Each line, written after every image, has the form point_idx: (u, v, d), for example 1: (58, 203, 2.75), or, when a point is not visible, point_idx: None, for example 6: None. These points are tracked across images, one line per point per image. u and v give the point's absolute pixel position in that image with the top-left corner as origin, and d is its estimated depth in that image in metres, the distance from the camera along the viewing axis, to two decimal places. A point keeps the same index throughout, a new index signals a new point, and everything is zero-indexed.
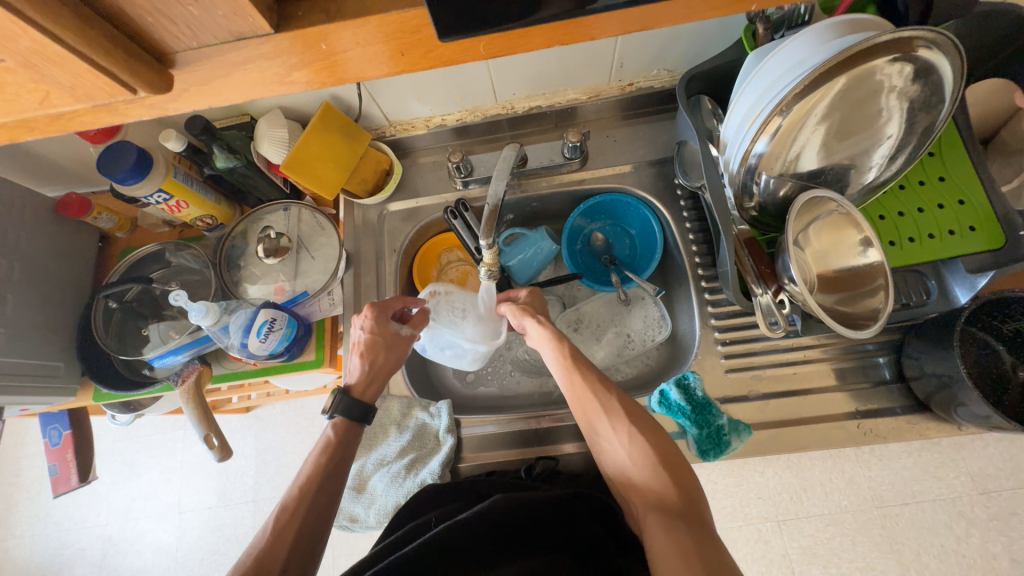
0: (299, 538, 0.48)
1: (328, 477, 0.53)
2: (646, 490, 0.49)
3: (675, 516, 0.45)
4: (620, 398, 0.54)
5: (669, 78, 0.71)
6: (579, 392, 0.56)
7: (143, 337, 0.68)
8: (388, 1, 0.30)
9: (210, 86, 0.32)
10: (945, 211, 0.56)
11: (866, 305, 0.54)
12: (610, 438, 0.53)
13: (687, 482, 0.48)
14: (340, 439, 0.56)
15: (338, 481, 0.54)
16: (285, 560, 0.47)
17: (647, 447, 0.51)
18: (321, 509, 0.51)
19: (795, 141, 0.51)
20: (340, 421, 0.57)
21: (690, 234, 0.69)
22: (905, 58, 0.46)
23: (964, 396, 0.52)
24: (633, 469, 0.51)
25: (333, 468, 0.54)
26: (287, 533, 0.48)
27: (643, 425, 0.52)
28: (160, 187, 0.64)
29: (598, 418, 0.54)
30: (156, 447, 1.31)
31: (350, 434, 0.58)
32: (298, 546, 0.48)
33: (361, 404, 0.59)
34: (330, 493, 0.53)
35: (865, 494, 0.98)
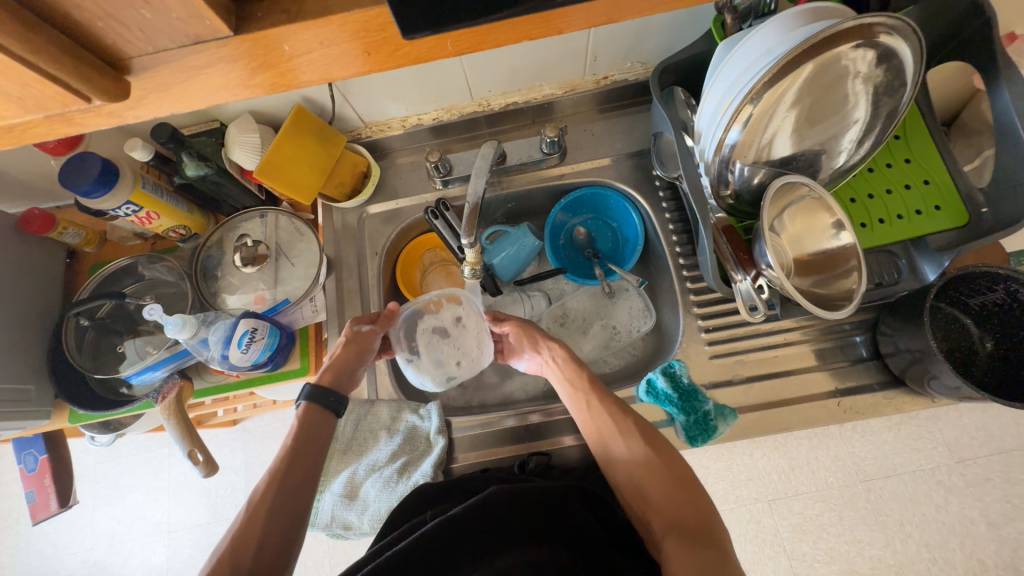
0: (271, 522, 0.47)
1: (301, 461, 0.52)
2: (663, 510, 0.49)
3: (693, 537, 0.46)
4: (636, 419, 0.55)
5: (643, 70, 0.71)
6: (593, 413, 0.56)
7: (119, 354, 0.66)
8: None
9: (169, 92, 0.31)
10: (911, 192, 0.58)
11: (840, 287, 0.55)
12: (626, 459, 0.53)
13: (699, 502, 0.49)
14: (311, 422, 0.55)
15: (312, 465, 0.52)
16: (258, 544, 0.46)
17: (664, 467, 0.51)
18: (294, 495, 0.50)
19: (766, 129, 0.52)
20: (311, 404, 0.56)
21: (670, 224, 0.70)
22: (868, 44, 0.47)
23: (936, 368, 0.54)
24: (648, 489, 0.51)
25: (303, 453, 0.52)
26: (258, 518, 0.47)
27: (658, 445, 0.53)
28: (128, 200, 0.62)
29: (613, 438, 0.54)
30: (140, 466, 1.27)
31: (322, 417, 0.56)
32: (271, 531, 0.47)
33: (328, 391, 0.57)
34: (302, 476, 0.51)
35: (849, 470, 1.01)
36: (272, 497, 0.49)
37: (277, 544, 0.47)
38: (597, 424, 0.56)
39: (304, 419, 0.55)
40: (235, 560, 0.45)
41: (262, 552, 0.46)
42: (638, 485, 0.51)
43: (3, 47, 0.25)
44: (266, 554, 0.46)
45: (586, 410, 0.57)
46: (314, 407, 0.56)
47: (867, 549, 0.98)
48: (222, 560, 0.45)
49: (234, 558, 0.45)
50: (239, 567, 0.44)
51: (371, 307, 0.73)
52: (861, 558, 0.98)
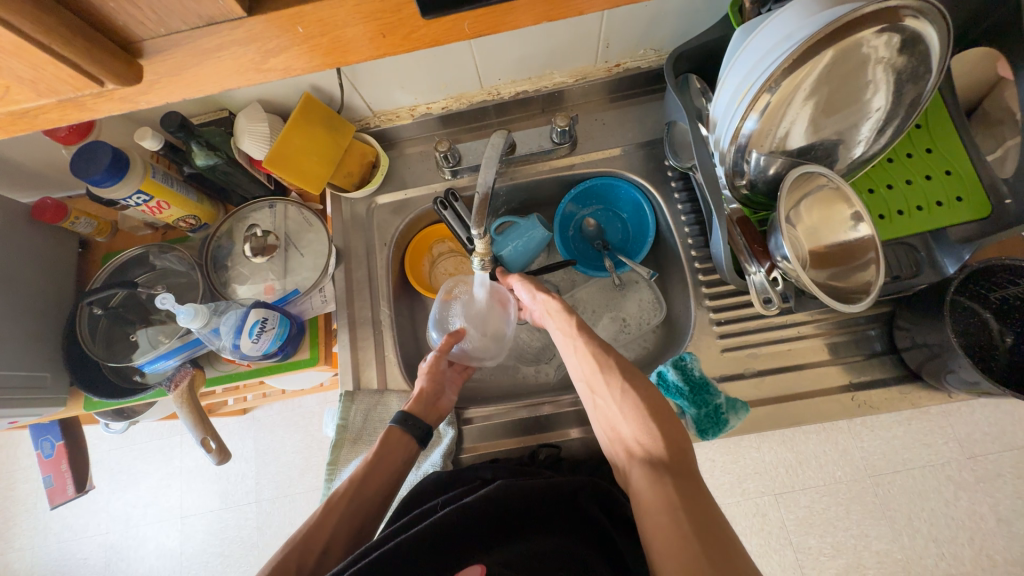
0: (342, 524, 0.53)
1: (376, 478, 0.57)
2: (636, 446, 0.50)
3: (664, 469, 0.47)
4: (618, 357, 0.56)
5: (656, 58, 0.70)
6: (579, 354, 0.58)
7: (131, 343, 0.66)
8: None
9: (181, 76, 0.30)
10: (933, 182, 0.57)
11: (858, 279, 0.54)
12: (605, 396, 0.54)
13: (676, 442, 0.49)
14: (390, 443, 0.59)
15: (385, 484, 0.57)
16: (323, 548, 0.51)
17: (639, 403, 0.52)
18: (361, 509, 0.55)
19: (784, 117, 0.51)
20: (393, 427, 0.60)
21: (683, 216, 0.69)
22: (893, 29, 0.45)
23: (954, 363, 0.53)
24: (624, 424, 0.52)
25: (380, 473, 0.57)
26: (330, 521, 0.53)
27: (636, 384, 0.53)
28: (139, 189, 0.62)
29: (597, 378, 0.55)
30: (153, 453, 1.29)
31: (399, 443, 0.60)
32: (336, 537, 0.52)
33: (416, 419, 0.60)
34: (373, 492, 0.56)
35: (858, 464, 1.01)
36: (348, 502, 0.54)
37: (339, 551, 0.52)
38: (580, 364, 0.58)
39: (385, 440, 0.59)
40: (304, 555, 0.49)
41: (326, 557, 0.51)
42: (616, 421, 0.53)
43: (18, 29, 0.25)
44: (329, 559, 0.51)
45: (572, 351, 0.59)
46: (396, 431, 0.60)
47: (874, 543, 0.98)
48: (292, 553, 0.49)
49: (304, 554, 0.49)
50: (306, 564, 0.49)
51: (380, 298, 0.73)
52: (868, 552, 0.98)
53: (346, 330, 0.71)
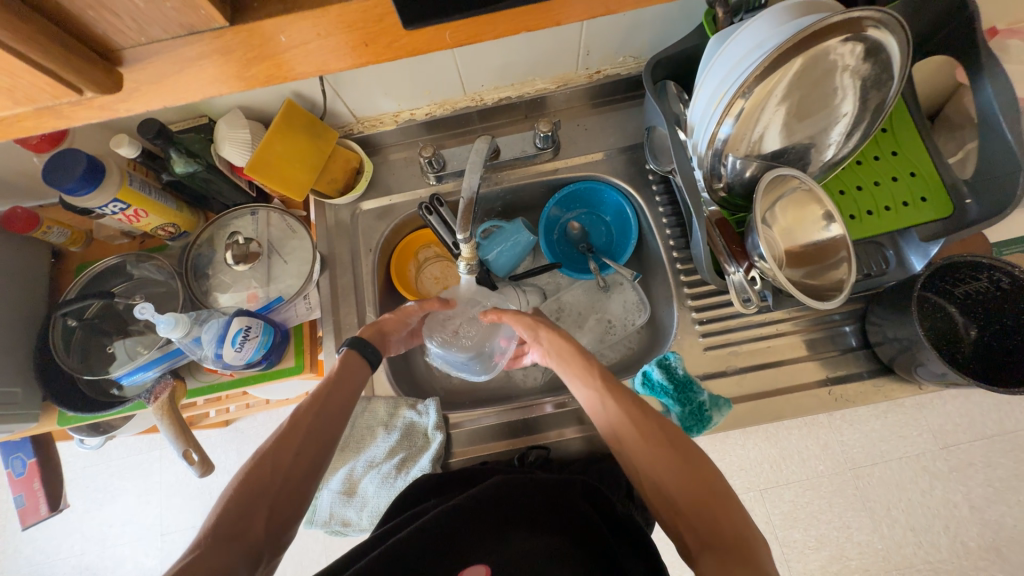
0: (309, 438, 0.50)
1: (342, 391, 0.55)
2: (696, 523, 0.44)
3: (734, 561, 0.40)
4: (661, 424, 0.50)
5: (635, 65, 0.72)
6: (613, 417, 0.52)
7: (108, 355, 0.64)
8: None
9: (161, 84, 0.30)
10: (898, 184, 0.60)
11: (831, 278, 0.56)
12: (650, 465, 0.48)
13: (738, 521, 0.44)
14: (349, 363, 0.58)
15: (350, 397, 0.55)
16: (297, 450, 0.49)
17: (691, 477, 0.46)
18: (331, 420, 0.53)
19: (758, 122, 0.53)
20: (350, 351, 0.59)
21: (664, 218, 0.71)
22: (856, 38, 0.47)
23: (923, 356, 0.56)
24: (678, 501, 0.46)
25: (344, 387, 0.55)
26: (300, 429, 0.50)
27: (687, 458, 0.48)
28: (115, 197, 0.61)
29: (640, 445, 0.49)
30: (131, 469, 1.25)
31: (360, 365, 0.58)
32: (308, 444, 0.50)
33: (368, 343, 0.60)
34: (340, 405, 0.54)
35: (839, 458, 1.04)
36: (313, 416, 0.51)
37: (313, 456, 0.50)
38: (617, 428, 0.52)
39: (345, 360, 0.57)
40: (276, 461, 0.47)
41: (298, 459, 0.49)
42: (666, 493, 0.46)
43: None
44: (302, 464, 0.49)
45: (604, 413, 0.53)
46: (353, 354, 0.59)
47: (856, 534, 1.01)
48: (263, 457, 0.47)
49: (276, 458, 0.47)
50: (279, 469, 0.47)
51: (366, 304, 0.72)
52: (850, 543, 1.01)
53: (332, 337, 0.70)
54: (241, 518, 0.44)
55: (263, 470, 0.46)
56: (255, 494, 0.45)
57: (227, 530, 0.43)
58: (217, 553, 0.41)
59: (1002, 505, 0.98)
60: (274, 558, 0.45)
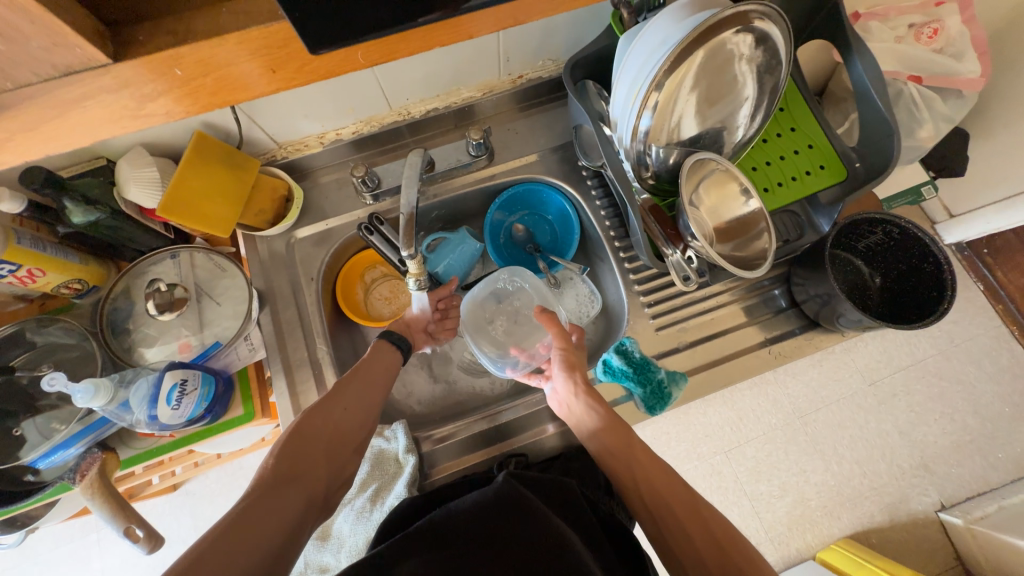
0: (343, 409, 0.54)
1: (380, 368, 0.60)
2: None
3: None
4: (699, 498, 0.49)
5: (555, 67, 0.74)
6: (651, 487, 0.50)
7: (15, 439, 0.56)
8: (247, 20, 0.30)
9: (44, 130, 0.30)
10: (799, 156, 0.66)
11: (755, 248, 0.62)
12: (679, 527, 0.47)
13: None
14: (381, 352, 0.62)
15: (387, 374, 0.60)
16: (343, 411, 0.54)
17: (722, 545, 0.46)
18: (369, 394, 0.57)
19: (673, 112, 0.57)
20: (383, 340, 0.64)
21: (602, 210, 0.73)
22: (746, 29, 0.52)
23: (841, 308, 0.62)
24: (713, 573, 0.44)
25: (382, 368, 0.61)
26: (343, 397, 0.55)
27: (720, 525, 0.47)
28: (1, 259, 0.53)
29: (666, 505, 0.49)
30: (64, 560, 1.10)
31: (391, 351, 0.63)
32: (354, 410, 0.55)
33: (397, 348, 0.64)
34: (379, 376, 0.60)
35: (787, 408, 1.13)
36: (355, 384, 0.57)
37: (357, 418, 0.55)
38: (655, 498, 0.50)
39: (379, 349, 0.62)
40: (326, 422, 0.52)
41: (346, 416, 0.54)
42: (692, 553, 0.46)
43: None
44: (349, 421, 0.54)
45: (639, 480, 0.51)
46: (388, 351, 0.63)
47: (812, 476, 1.10)
48: (311, 414, 0.52)
49: (325, 414, 0.53)
50: (328, 425, 0.52)
51: (315, 336, 0.69)
52: (808, 485, 1.10)
53: (282, 375, 0.66)
54: (302, 458, 0.49)
55: (313, 425, 0.51)
56: (312, 439, 0.50)
57: (287, 472, 0.47)
58: (287, 488, 0.46)
59: (924, 426, 1.11)
60: (329, 496, 0.50)
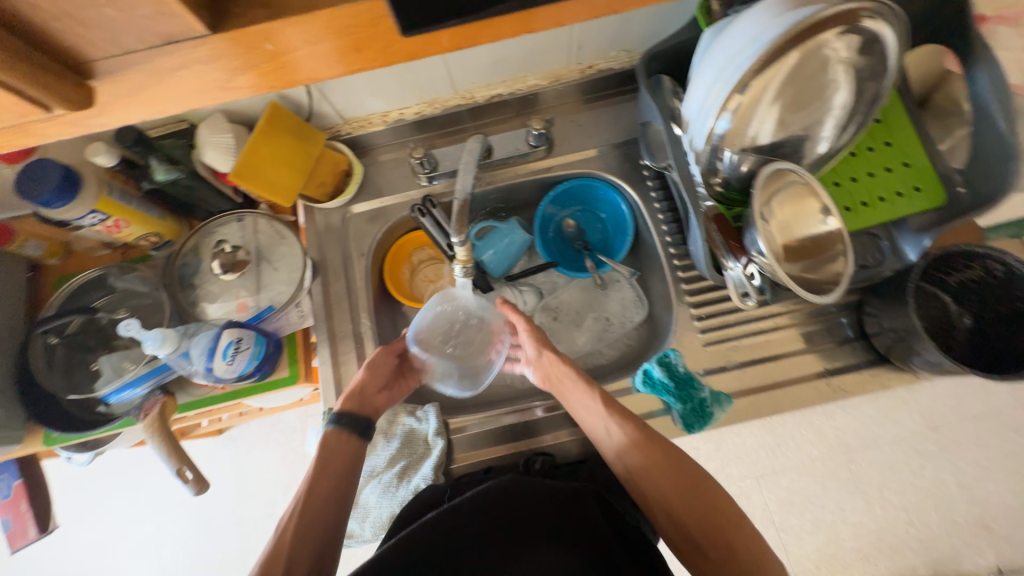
0: (298, 553, 0.51)
1: (323, 482, 0.55)
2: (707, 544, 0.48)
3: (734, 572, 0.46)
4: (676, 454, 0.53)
5: (628, 59, 0.71)
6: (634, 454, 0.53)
7: (93, 372, 0.62)
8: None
9: (139, 95, 0.29)
10: (892, 175, 0.60)
11: (828, 271, 0.56)
12: (677, 513, 0.50)
13: (739, 531, 0.49)
14: (329, 446, 0.57)
15: (334, 489, 0.55)
16: (289, 558, 0.50)
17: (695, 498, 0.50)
18: (317, 521, 0.53)
19: (754, 118, 0.52)
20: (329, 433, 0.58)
21: (660, 214, 0.70)
22: (852, 31, 0.46)
23: (919, 346, 0.56)
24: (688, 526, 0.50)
25: (324, 476, 0.55)
26: (288, 538, 0.51)
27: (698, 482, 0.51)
28: (94, 208, 0.58)
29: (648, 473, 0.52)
30: (123, 482, 1.22)
31: (340, 445, 0.58)
32: (302, 552, 0.51)
33: (355, 416, 0.59)
34: (325, 497, 0.55)
35: (831, 442, 1.04)
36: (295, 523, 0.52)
37: (308, 564, 0.50)
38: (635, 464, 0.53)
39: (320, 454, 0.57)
40: None
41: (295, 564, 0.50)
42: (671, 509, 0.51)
43: None
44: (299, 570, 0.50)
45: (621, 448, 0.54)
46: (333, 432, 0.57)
47: (851, 517, 1.04)
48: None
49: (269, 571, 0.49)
50: None
51: (360, 310, 0.71)
52: (845, 524, 1.04)
53: (326, 344, 0.69)
54: None
55: None
56: None
57: None
58: None
59: (990, 482, 1.01)
60: None
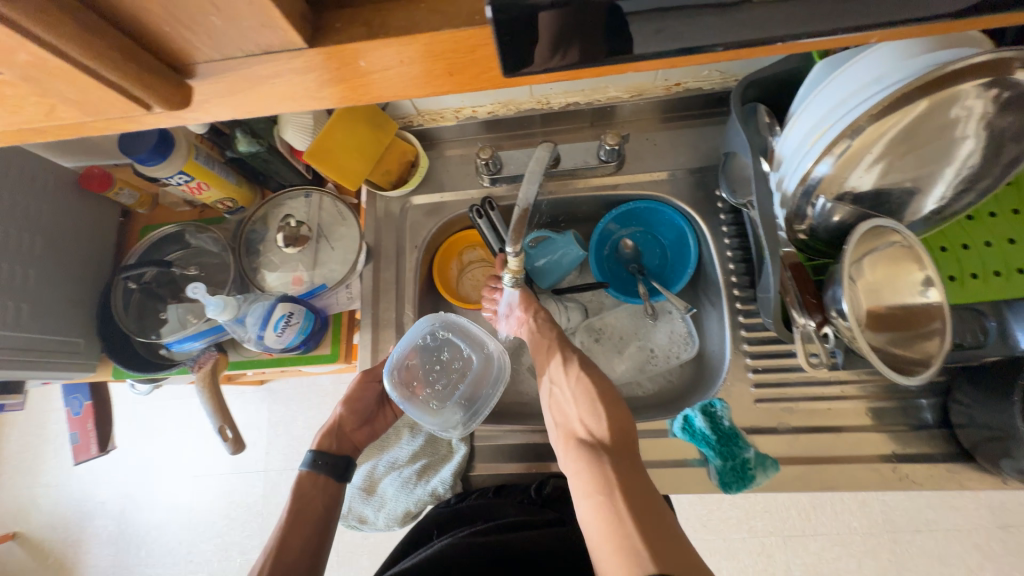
0: None
1: (300, 523, 0.58)
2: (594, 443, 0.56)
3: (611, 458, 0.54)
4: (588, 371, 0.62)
5: (720, 80, 0.66)
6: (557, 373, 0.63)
7: (161, 319, 0.67)
8: (441, 19, 0.26)
9: (233, 96, 0.29)
10: (1016, 247, 0.52)
11: (919, 349, 0.50)
12: (603, 478, 0.51)
13: (625, 439, 0.56)
14: (303, 490, 0.60)
15: (314, 524, 0.58)
16: None
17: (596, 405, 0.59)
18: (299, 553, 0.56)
19: (861, 167, 0.47)
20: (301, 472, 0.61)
21: (729, 251, 0.65)
22: (1001, 83, 0.40)
23: (1018, 452, 0.49)
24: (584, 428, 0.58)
25: (303, 518, 0.58)
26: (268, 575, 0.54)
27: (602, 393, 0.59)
28: (182, 170, 0.62)
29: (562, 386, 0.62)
30: (173, 412, 1.34)
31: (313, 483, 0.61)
32: None
33: (335, 458, 0.62)
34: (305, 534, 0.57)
35: (876, 518, 0.96)
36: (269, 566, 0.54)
37: None
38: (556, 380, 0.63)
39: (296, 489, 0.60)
40: None
41: None
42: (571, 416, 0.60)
43: (67, 54, 0.24)
44: None
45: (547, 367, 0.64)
46: (307, 475, 0.61)
47: None
48: None
49: None
50: None
51: (405, 301, 0.71)
52: None
53: (369, 329, 0.70)
54: None
55: None
56: None
57: None
58: None
59: None
60: None
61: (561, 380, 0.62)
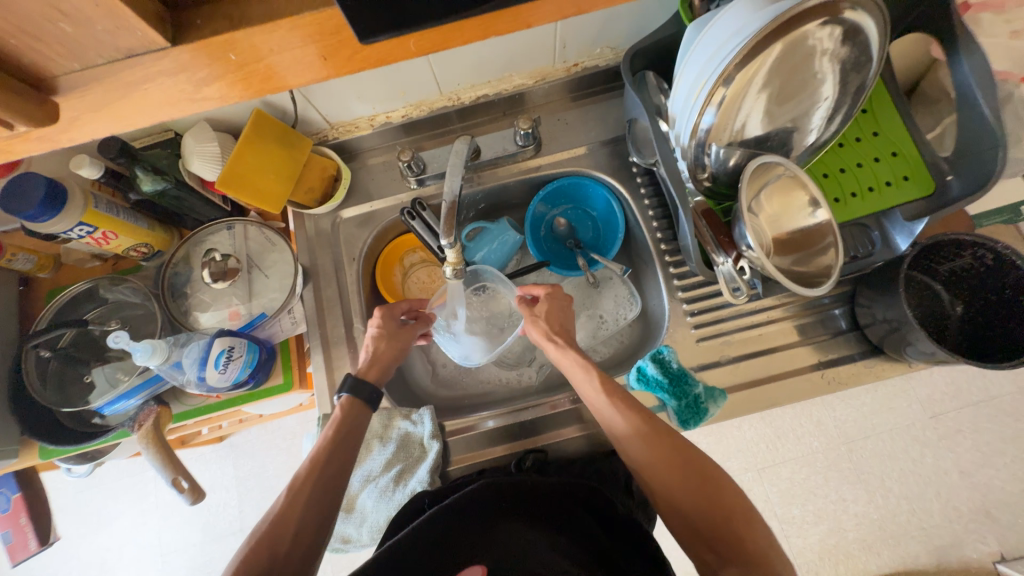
0: (303, 520, 0.50)
1: (338, 455, 0.55)
2: (719, 544, 0.46)
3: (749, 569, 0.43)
4: (672, 438, 0.52)
5: (613, 56, 0.71)
6: (641, 440, 0.52)
7: (85, 385, 0.62)
8: (300, 2, 0.27)
9: (106, 110, 0.29)
10: (881, 164, 0.59)
11: (819, 263, 0.56)
12: None
13: (760, 538, 0.46)
14: (350, 415, 0.58)
15: (347, 457, 0.55)
16: (294, 532, 0.49)
17: (709, 497, 0.48)
18: (331, 483, 0.53)
19: (740, 111, 0.52)
20: (350, 397, 0.59)
21: (650, 211, 0.70)
22: (834, 21, 0.46)
23: (912, 336, 0.56)
24: (694, 518, 0.48)
25: (342, 447, 0.56)
26: (298, 503, 0.50)
27: (702, 473, 0.50)
28: (81, 221, 0.58)
29: (656, 470, 0.51)
30: (125, 492, 1.23)
31: (359, 413, 0.59)
32: (307, 519, 0.50)
33: (368, 385, 0.60)
34: (335, 472, 0.54)
35: (832, 433, 1.06)
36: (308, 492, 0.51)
37: (312, 532, 0.50)
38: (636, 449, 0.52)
39: (345, 411, 0.58)
40: (274, 541, 0.48)
41: (297, 540, 0.49)
42: (675, 503, 0.49)
43: None
44: (302, 541, 0.49)
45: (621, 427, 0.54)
46: (353, 400, 0.59)
47: (852, 506, 1.03)
48: (260, 541, 0.47)
49: (272, 544, 0.47)
50: (277, 551, 0.47)
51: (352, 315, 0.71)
52: (846, 516, 1.03)
53: (319, 350, 0.69)
54: None
55: (261, 551, 0.47)
56: None
57: None
58: None
59: (990, 468, 1.01)
60: None
61: (646, 460, 0.51)
